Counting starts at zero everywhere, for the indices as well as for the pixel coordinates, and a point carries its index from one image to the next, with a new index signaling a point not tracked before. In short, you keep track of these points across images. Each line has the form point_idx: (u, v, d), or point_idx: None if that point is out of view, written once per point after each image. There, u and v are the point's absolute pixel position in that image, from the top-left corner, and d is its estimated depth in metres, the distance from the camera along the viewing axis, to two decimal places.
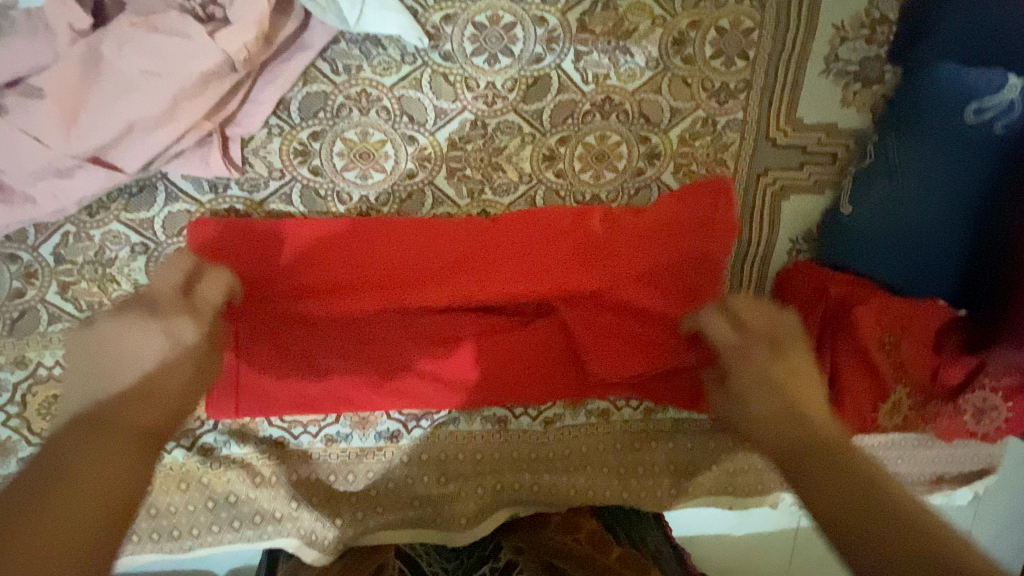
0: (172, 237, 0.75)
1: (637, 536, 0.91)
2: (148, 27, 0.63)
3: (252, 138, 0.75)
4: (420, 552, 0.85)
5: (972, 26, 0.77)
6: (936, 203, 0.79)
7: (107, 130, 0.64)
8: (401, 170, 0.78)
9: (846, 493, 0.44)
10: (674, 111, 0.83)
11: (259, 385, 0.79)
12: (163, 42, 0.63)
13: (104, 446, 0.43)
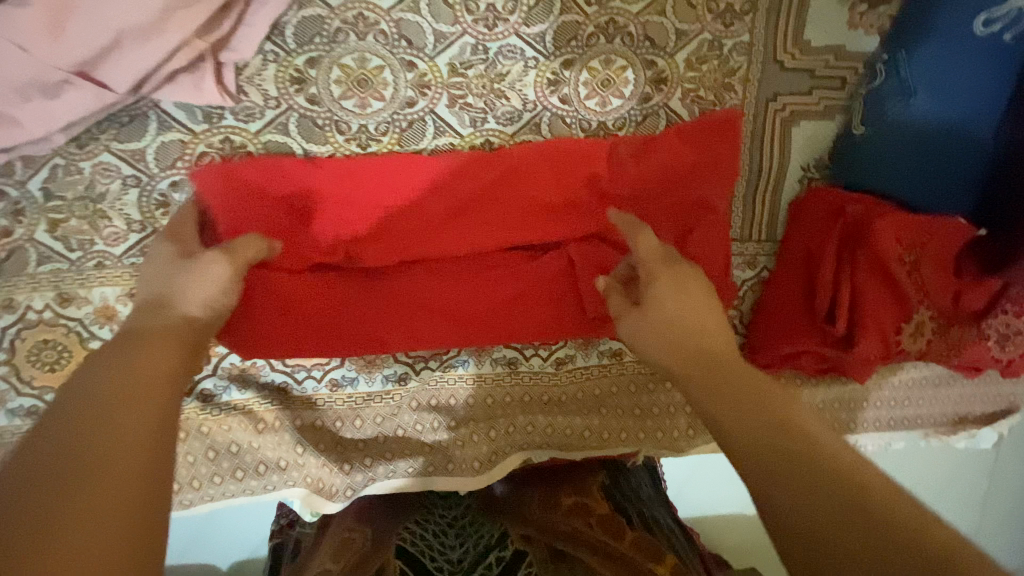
0: (166, 169, 0.73)
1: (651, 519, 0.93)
2: None
3: (246, 65, 0.72)
4: (423, 549, 0.75)
5: None
6: (944, 118, 0.80)
7: (95, 41, 0.63)
8: (399, 104, 0.76)
9: (772, 452, 0.45)
10: (679, 35, 0.81)
11: (248, 326, 0.74)
12: None
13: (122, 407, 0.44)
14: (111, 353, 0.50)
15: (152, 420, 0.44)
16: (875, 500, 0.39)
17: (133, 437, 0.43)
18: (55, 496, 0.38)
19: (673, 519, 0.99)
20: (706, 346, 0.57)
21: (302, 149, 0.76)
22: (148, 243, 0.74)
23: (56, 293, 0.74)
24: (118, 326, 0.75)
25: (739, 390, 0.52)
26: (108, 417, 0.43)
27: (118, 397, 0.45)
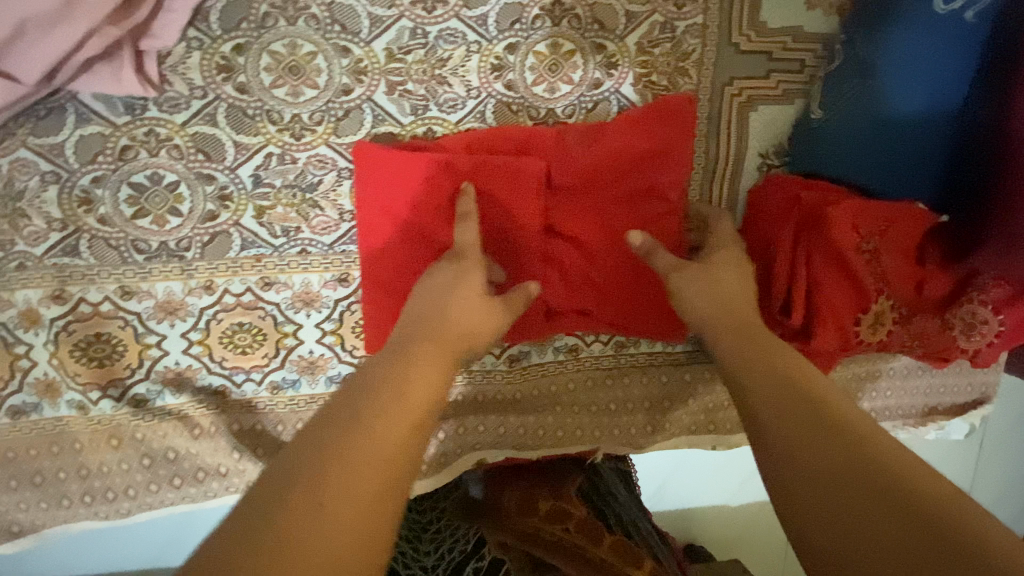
0: (87, 163, 0.69)
1: (630, 524, 0.99)
2: None
3: (169, 53, 0.69)
4: None
5: None
6: (917, 104, 0.73)
7: None
8: (335, 93, 0.73)
9: (811, 465, 0.45)
10: (629, 16, 0.78)
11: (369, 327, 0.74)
12: None
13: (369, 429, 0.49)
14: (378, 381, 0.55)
15: (380, 478, 0.47)
16: (919, 497, 0.39)
17: (368, 492, 0.45)
18: (310, 481, 0.44)
19: (650, 522, 1.04)
20: (763, 347, 0.58)
21: (231, 140, 0.72)
22: (71, 242, 0.71)
23: None
24: (42, 330, 0.72)
25: (790, 397, 0.51)
26: (344, 465, 0.46)
27: (349, 431, 0.49)
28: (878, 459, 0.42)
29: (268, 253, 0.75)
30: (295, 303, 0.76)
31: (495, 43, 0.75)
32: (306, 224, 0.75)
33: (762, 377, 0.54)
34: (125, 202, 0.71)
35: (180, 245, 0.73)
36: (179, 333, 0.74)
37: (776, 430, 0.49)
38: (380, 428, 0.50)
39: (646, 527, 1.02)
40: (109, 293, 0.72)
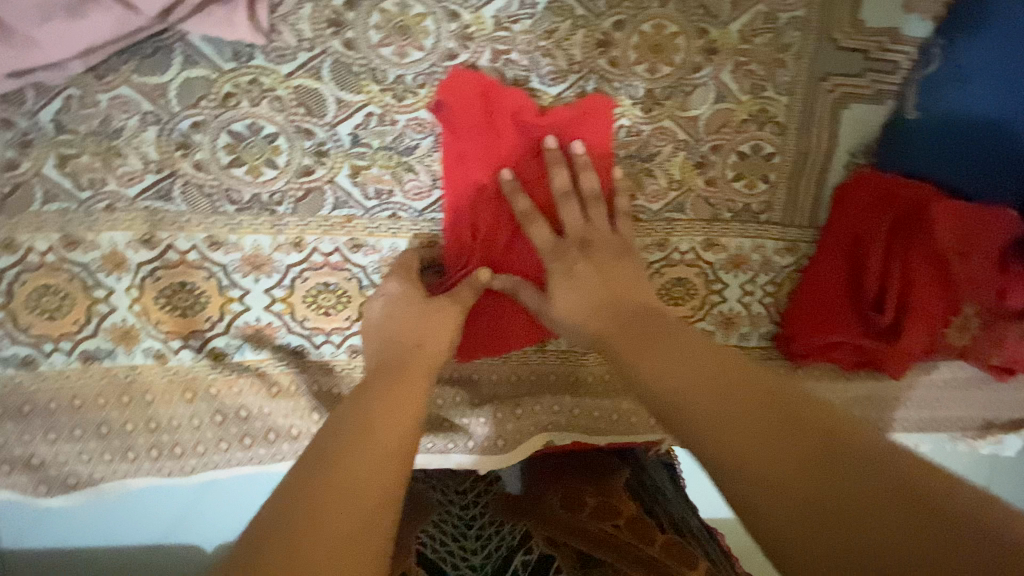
0: (188, 107, 0.68)
1: (680, 521, 0.92)
2: None
3: (282, 3, 0.68)
4: (442, 556, 0.83)
5: None
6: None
7: None
8: (441, 57, 0.73)
9: (773, 466, 0.44)
10: (735, 4, 0.78)
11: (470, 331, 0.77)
12: None
13: (366, 427, 0.52)
14: (375, 380, 0.59)
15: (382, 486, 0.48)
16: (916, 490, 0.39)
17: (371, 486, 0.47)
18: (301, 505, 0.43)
19: (700, 520, 0.95)
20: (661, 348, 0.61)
21: (334, 96, 0.71)
22: (164, 187, 0.69)
23: (60, 233, 0.68)
24: (126, 275, 0.70)
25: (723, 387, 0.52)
26: (354, 461, 0.48)
27: (352, 435, 0.50)
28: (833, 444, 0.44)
29: (359, 214, 0.74)
30: (381, 267, 0.76)
31: (602, 18, 0.75)
32: (399, 188, 0.75)
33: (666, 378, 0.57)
34: (224, 149, 0.69)
35: (273, 199, 0.72)
36: (263, 289, 0.73)
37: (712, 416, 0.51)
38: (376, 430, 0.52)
39: (695, 524, 0.93)
40: (197, 242, 0.71)
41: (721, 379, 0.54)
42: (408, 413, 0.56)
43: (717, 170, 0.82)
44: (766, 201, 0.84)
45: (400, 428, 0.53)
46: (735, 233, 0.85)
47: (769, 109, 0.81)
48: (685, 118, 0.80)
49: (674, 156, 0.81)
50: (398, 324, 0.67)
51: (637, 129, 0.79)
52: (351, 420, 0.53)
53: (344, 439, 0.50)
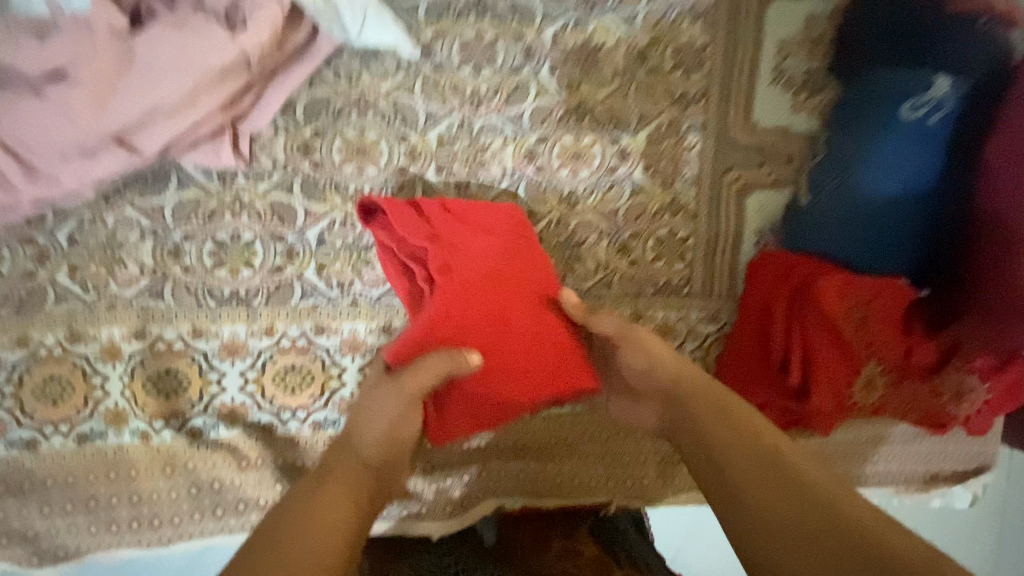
0: (180, 222, 0.82)
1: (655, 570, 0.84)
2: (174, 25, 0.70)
3: (261, 135, 0.83)
4: None
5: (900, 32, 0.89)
6: (906, 188, 0.85)
7: (128, 114, 0.70)
8: (393, 171, 0.87)
9: (790, 512, 0.56)
10: (641, 116, 0.92)
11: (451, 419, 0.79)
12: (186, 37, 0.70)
13: (318, 515, 0.58)
14: (316, 478, 0.65)
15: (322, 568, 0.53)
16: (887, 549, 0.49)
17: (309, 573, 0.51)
18: None
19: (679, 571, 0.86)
20: (727, 408, 0.68)
21: (303, 206, 0.85)
22: (156, 287, 0.81)
23: (67, 330, 0.80)
24: (119, 363, 0.81)
25: (753, 447, 0.63)
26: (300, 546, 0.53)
27: (291, 523, 0.56)
28: (843, 510, 0.54)
29: (323, 303, 0.85)
30: (342, 348, 0.86)
31: (528, 133, 0.90)
32: (359, 279, 0.86)
33: (730, 432, 0.65)
34: (208, 254, 0.82)
35: (248, 294, 0.84)
36: (237, 372, 0.83)
37: (742, 465, 0.62)
38: (320, 517, 0.58)
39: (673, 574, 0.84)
40: (182, 333, 0.82)
41: (755, 443, 0.64)
42: (352, 500, 0.62)
43: (639, 252, 0.94)
44: (685, 277, 0.96)
45: (346, 518, 0.60)
46: (660, 306, 0.95)
47: (680, 200, 0.95)
48: (605, 210, 0.93)
49: (599, 242, 0.93)
50: (359, 424, 0.73)
51: (565, 220, 0.92)
52: (292, 508, 0.59)
53: (295, 524, 0.56)
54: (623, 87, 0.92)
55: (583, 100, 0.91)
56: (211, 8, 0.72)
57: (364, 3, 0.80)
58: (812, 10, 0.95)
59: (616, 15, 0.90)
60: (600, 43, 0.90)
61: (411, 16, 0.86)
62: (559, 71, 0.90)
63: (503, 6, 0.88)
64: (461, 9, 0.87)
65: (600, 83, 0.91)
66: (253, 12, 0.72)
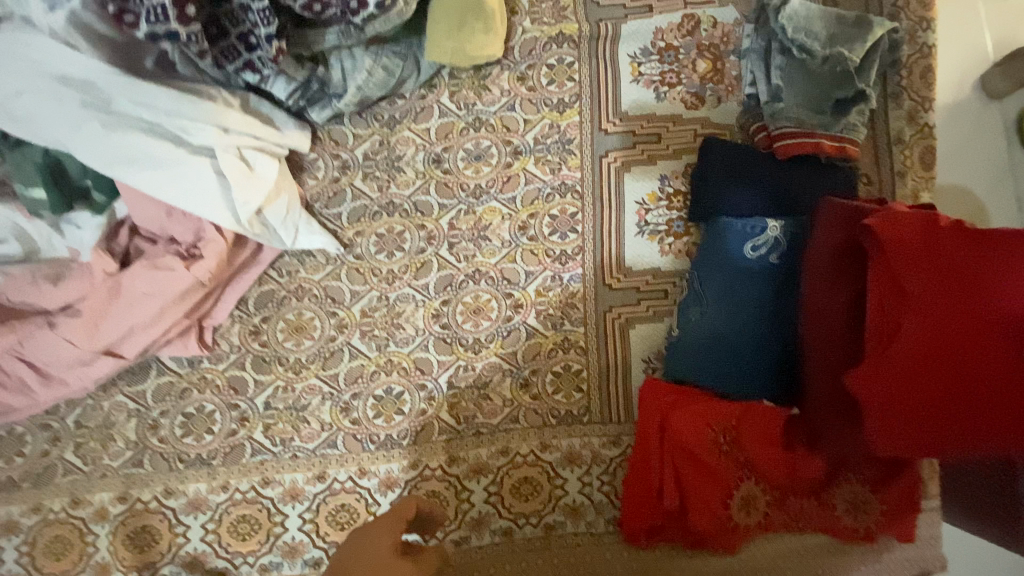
0: (158, 401, 1.03)
1: None
2: (150, 264, 0.96)
3: (222, 325, 1.07)
4: None
5: (736, 182, 1.06)
6: (753, 320, 0.98)
7: (114, 332, 0.94)
8: (325, 341, 1.08)
9: None
10: (528, 273, 1.11)
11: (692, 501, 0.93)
12: (156, 270, 0.96)
13: None
14: None
15: None
16: None
17: None
18: None
19: None
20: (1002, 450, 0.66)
21: (253, 377, 1.06)
22: (138, 457, 1.02)
23: (70, 498, 1.00)
24: (107, 523, 0.99)
25: None
26: None
27: None
28: None
29: (269, 458, 1.03)
30: (285, 497, 1.02)
31: (434, 299, 1.10)
32: (297, 435, 1.05)
33: None
34: (179, 425, 1.03)
35: (209, 455, 1.03)
36: (199, 524, 1.00)
37: None
38: None
39: None
40: (157, 493, 1.01)
41: None
42: None
43: (539, 387, 1.07)
44: (584, 406, 1.07)
45: None
46: (564, 434, 1.06)
47: (570, 338, 1.09)
48: (505, 353, 1.08)
49: (503, 381, 1.08)
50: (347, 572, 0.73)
51: (471, 366, 1.08)
52: None
53: None
54: (509, 252, 1.11)
55: (478, 266, 1.11)
56: (180, 245, 1.01)
57: (295, 221, 1.06)
58: (666, 170, 1.13)
59: (498, 199, 1.13)
60: (488, 222, 1.12)
61: (337, 221, 1.12)
62: (453, 247, 1.11)
63: (407, 204, 1.13)
64: (375, 210, 1.12)
65: (490, 252, 1.11)
66: (207, 247, 0.99)
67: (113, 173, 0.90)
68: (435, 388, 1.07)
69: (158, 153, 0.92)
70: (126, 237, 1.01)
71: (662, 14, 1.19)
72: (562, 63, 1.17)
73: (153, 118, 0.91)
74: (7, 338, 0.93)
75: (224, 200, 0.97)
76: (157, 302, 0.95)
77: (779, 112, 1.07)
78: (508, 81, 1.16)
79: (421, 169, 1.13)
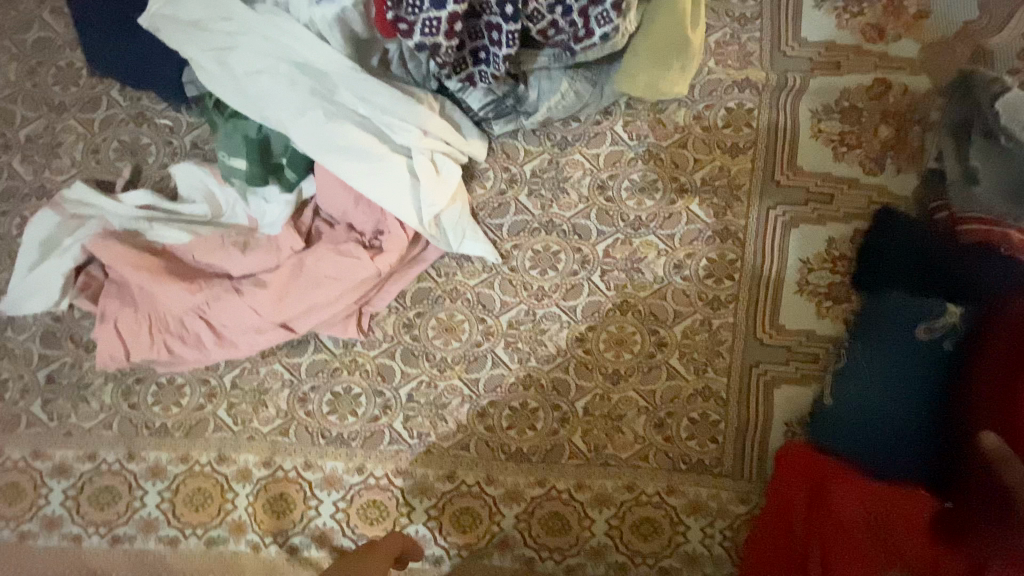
0: (310, 376, 1.09)
1: None
2: (336, 249, 1.01)
3: (378, 313, 1.12)
4: None
5: (913, 259, 1.04)
6: (914, 402, 0.97)
7: (292, 308, 0.98)
8: (470, 346, 1.11)
9: None
10: (678, 313, 1.10)
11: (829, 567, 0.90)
12: (341, 256, 1.00)
13: None
14: None
15: None
16: None
17: None
18: None
19: None
20: None
21: (401, 368, 1.10)
22: (285, 426, 1.07)
23: (217, 453, 1.05)
24: (248, 484, 1.04)
25: None
26: None
27: None
28: None
29: (404, 448, 1.07)
30: (414, 490, 1.05)
31: (580, 323, 1.11)
32: (434, 432, 1.08)
33: None
34: (327, 402, 1.08)
35: (350, 436, 1.07)
36: (331, 501, 1.04)
37: None
38: None
39: None
40: (297, 463, 1.05)
41: None
42: None
43: (673, 429, 1.07)
44: (716, 456, 1.06)
45: None
46: (691, 481, 1.05)
47: (712, 386, 1.08)
48: (645, 389, 1.08)
49: (638, 417, 1.07)
50: None
51: (608, 396, 1.08)
52: None
53: None
54: (662, 288, 1.11)
55: (628, 297, 1.11)
56: (361, 233, 1.04)
57: (465, 227, 1.09)
58: (834, 233, 1.11)
59: (656, 233, 1.13)
60: (645, 255, 1.12)
61: (497, 231, 1.14)
62: (607, 274, 1.12)
63: (566, 226, 1.14)
64: (535, 226, 1.14)
65: (641, 286, 1.11)
66: (388, 239, 1.02)
67: (322, 159, 0.95)
68: (570, 411, 1.08)
69: (365, 147, 0.96)
70: (310, 218, 1.05)
71: (852, 75, 1.17)
72: (741, 108, 1.16)
73: (368, 113, 0.95)
74: (196, 297, 0.98)
75: (411, 198, 1.00)
76: (336, 287, 0.99)
77: (973, 196, 1.03)
78: (683, 118, 1.16)
79: (585, 193, 1.14)
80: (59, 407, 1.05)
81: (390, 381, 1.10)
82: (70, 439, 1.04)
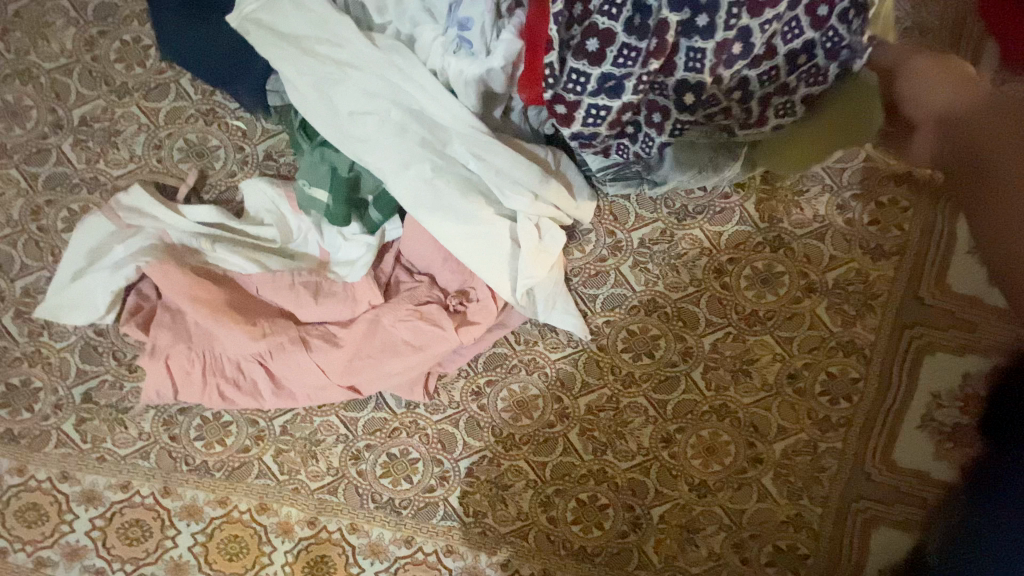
0: (366, 433, 0.99)
1: None
2: (418, 312, 0.89)
3: (446, 374, 1.01)
4: None
5: None
6: None
7: (363, 372, 0.89)
8: (541, 426, 1.00)
9: None
10: (780, 429, 0.98)
11: None
12: (423, 322, 0.88)
13: None
14: None
15: None
16: None
17: None
18: None
19: None
20: None
21: (463, 438, 1.00)
22: (334, 484, 0.98)
23: (258, 501, 0.97)
24: (288, 540, 0.97)
25: None
26: None
27: None
28: None
29: (457, 526, 0.98)
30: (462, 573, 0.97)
31: (668, 419, 0.99)
32: (491, 514, 0.99)
33: None
34: (380, 464, 0.99)
35: (402, 503, 0.98)
36: (373, 572, 0.96)
37: None
38: None
39: None
40: (342, 525, 0.97)
41: None
42: None
43: (752, 553, 0.97)
44: None
45: None
46: None
47: (803, 515, 0.97)
48: (733, 508, 0.98)
49: (716, 533, 0.98)
50: None
51: (688, 507, 0.98)
52: None
53: None
54: (766, 397, 0.99)
55: (727, 401, 0.99)
56: (445, 293, 0.92)
57: (557, 297, 0.97)
58: (973, 366, 0.96)
59: (774, 333, 0.99)
60: (752, 355, 1.00)
61: (590, 302, 1.01)
62: (709, 372, 0.99)
63: (669, 308, 1.00)
64: (634, 303, 1.01)
65: (744, 392, 0.99)
66: (476, 306, 0.90)
67: (420, 217, 0.83)
68: (643, 516, 0.98)
69: (470, 208, 0.83)
70: (390, 266, 0.93)
71: None
72: (895, 204, 1.00)
73: (479, 171, 0.82)
74: (258, 343, 0.88)
75: (509, 268, 0.87)
76: (415, 355, 0.89)
77: None
78: (825, 206, 1.01)
79: (697, 276, 1.00)
80: (95, 429, 0.97)
81: (451, 451, 1.00)
82: (103, 464, 0.96)
